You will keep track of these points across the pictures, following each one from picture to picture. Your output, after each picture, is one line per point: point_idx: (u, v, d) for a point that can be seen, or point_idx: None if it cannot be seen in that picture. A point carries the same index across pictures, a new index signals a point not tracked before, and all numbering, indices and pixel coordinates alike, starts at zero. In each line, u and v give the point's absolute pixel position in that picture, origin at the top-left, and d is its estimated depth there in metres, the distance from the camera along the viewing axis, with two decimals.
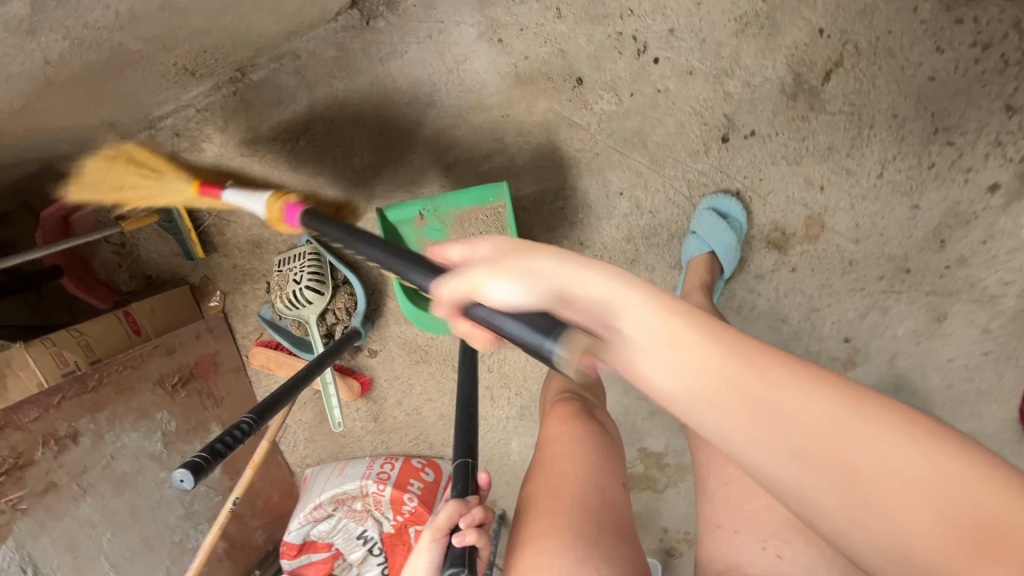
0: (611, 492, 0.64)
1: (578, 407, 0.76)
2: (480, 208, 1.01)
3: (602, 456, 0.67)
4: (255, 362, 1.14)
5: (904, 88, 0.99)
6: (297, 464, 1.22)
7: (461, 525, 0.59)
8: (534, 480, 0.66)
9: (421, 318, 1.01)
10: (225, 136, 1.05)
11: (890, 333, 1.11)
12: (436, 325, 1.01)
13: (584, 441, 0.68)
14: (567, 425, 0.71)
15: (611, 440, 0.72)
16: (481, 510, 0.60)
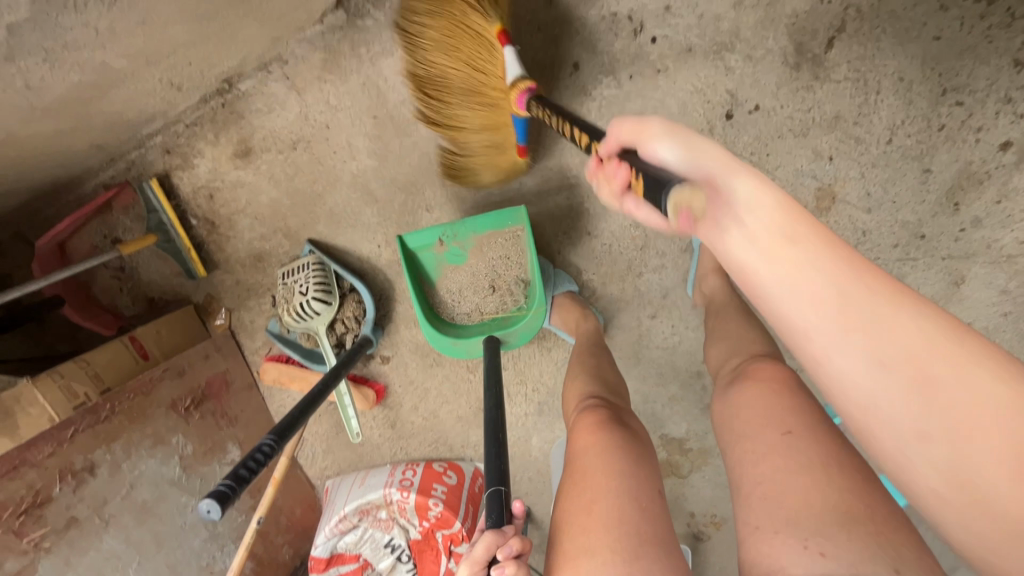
0: (648, 501, 0.62)
1: (606, 415, 0.75)
2: (499, 233, 1.00)
3: (634, 463, 0.65)
4: (267, 378, 1.13)
5: (910, 50, 0.96)
6: (317, 477, 1.21)
7: (500, 558, 0.57)
8: (570, 495, 0.65)
9: (441, 343, 0.99)
10: (218, 150, 1.02)
11: None
12: (460, 350, 1.00)
13: (615, 449, 0.67)
14: (597, 435, 0.70)
15: (643, 445, 0.71)
16: (519, 541, 0.58)
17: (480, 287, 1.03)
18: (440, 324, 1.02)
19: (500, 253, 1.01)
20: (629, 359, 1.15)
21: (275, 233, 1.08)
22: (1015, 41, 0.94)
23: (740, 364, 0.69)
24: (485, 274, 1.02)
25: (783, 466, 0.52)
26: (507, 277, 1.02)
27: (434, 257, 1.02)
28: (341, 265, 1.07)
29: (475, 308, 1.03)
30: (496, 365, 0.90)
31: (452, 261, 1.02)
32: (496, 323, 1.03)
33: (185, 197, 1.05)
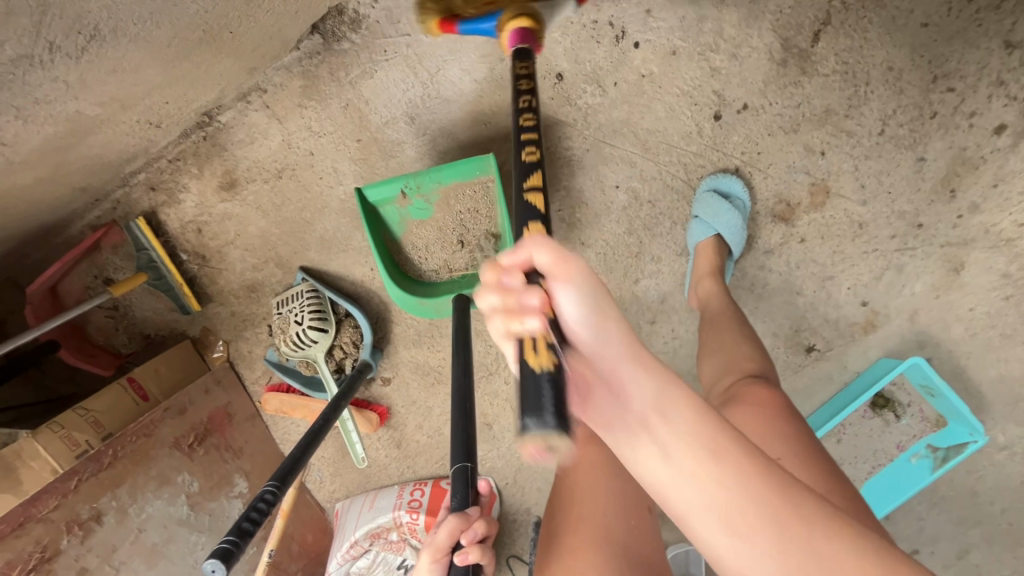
0: (636, 521, 0.64)
1: None
2: (465, 184, 0.95)
3: (625, 479, 0.67)
4: (269, 408, 1.12)
5: (898, 39, 0.95)
6: (326, 500, 1.21)
7: (463, 542, 0.60)
8: (558, 508, 0.65)
9: (409, 304, 1.00)
10: (202, 184, 1.01)
11: (907, 290, 1.09)
12: (427, 309, 1.00)
13: (606, 463, 0.67)
14: (587, 448, 0.70)
15: None
16: (482, 524, 0.61)
17: (448, 242, 1.00)
18: (407, 281, 1.01)
19: (467, 206, 0.97)
20: None
21: (266, 262, 1.07)
22: (1004, 23, 0.92)
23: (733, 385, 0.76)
24: (452, 229, 0.99)
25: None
26: (476, 232, 0.99)
27: (398, 211, 0.99)
28: (336, 291, 1.06)
29: (443, 263, 1.02)
30: (463, 327, 0.88)
31: (417, 216, 0.99)
32: (465, 280, 1.01)
33: (173, 232, 1.04)
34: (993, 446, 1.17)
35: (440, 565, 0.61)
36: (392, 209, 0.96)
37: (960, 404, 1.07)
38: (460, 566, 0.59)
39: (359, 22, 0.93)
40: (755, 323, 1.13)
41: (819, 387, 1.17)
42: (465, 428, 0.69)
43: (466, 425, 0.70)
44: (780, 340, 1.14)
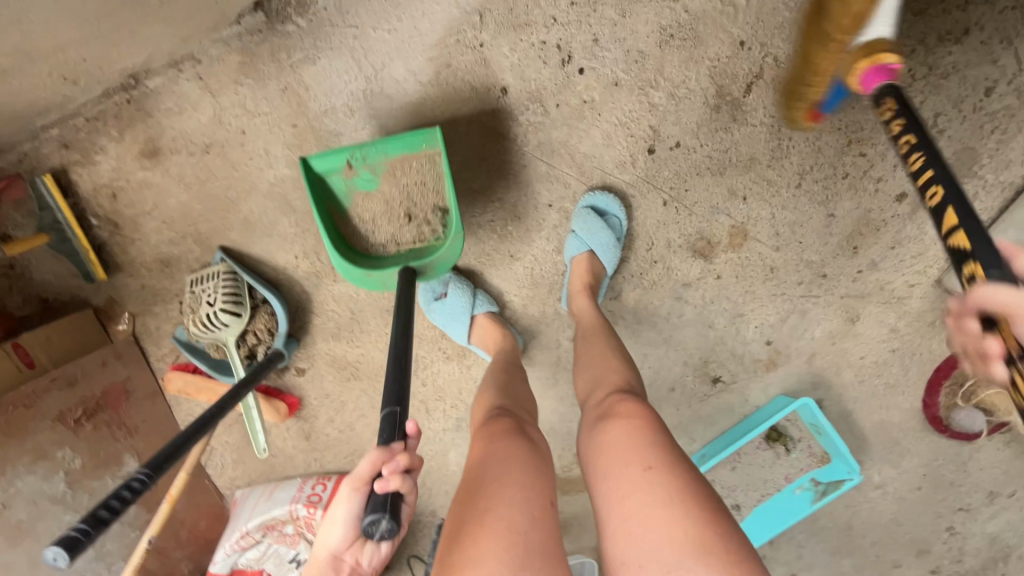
0: (540, 509, 0.65)
1: (505, 427, 0.78)
2: (413, 155, 0.95)
3: (529, 473, 0.69)
4: (171, 388, 1.08)
5: (821, 101, 1.01)
6: (226, 486, 1.18)
7: (384, 472, 0.60)
8: (468, 503, 0.66)
9: (355, 275, 0.93)
10: (122, 148, 0.97)
11: (808, 334, 1.16)
12: (376, 282, 0.95)
13: (512, 459, 0.70)
14: (496, 446, 0.73)
15: (540, 456, 0.75)
16: (404, 457, 0.61)
17: (394, 216, 0.98)
18: (351, 254, 0.96)
19: (414, 178, 0.96)
20: (546, 379, 1.17)
21: (184, 238, 1.03)
22: (913, 100, 1.01)
23: (609, 399, 0.80)
24: (399, 202, 0.97)
25: (645, 501, 0.62)
26: (423, 205, 0.98)
27: (344, 183, 0.96)
28: (255, 275, 1.03)
29: (390, 238, 0.98)
30: (407, 299, 0.88)
31: (363, 188, 0.96)
32: (413, 254, 0.98)
33: (85, 194, 0.99)
34: (869, 483, 1.27)
35: (361, 493, 0.65)
36: (338, 179, 0.93)
37: (841, 444, 1.16)
38: (380, 494, 0.60)
39: (307, 7, 0.92)
40: (669, 350, 1.18)
41: (721, 416, 1.23)
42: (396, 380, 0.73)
43: (396, 378, 0.73)
44: (689, 369, 1.20)
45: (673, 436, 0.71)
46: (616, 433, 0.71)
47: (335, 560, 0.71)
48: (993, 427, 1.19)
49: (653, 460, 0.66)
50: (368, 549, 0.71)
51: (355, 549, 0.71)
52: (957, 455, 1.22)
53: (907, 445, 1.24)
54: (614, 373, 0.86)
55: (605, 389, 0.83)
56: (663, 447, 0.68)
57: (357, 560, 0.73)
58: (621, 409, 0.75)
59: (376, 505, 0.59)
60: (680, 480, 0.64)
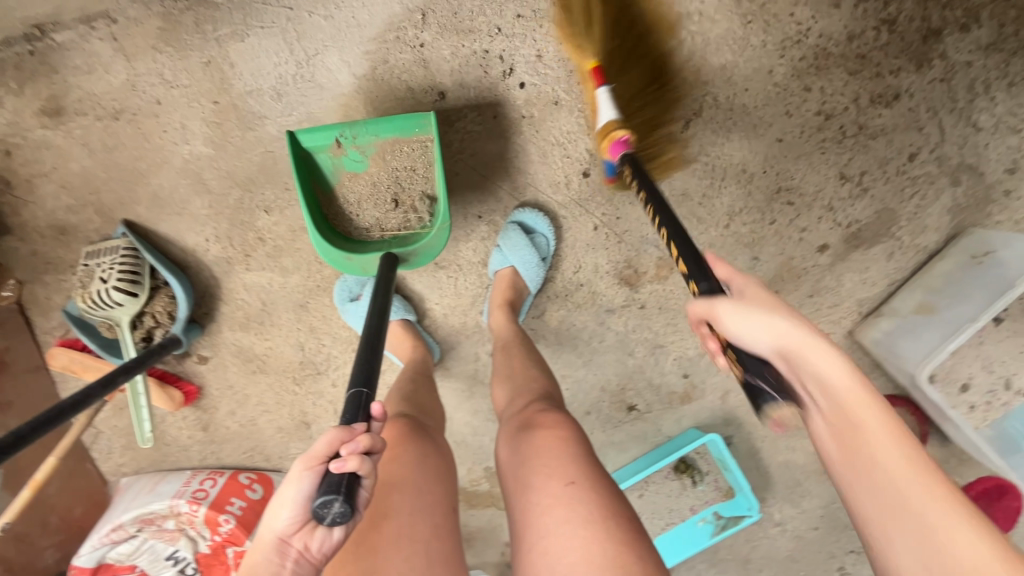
0: (440, 520, 0.62)
1: (409, 430, 0.73)
2: (403, 139, 0.90)
3: (433, 483, 0.65)
4: (55, 365, 1.00)
5: (755, 145, 1.03)
6: (111, 473, 1.11)
7: (342, 452, 0.54)
8: (367, 516, 0.62)
9: (336, 260, 0.89)
10: (20, 102, 0.90)
11: (724, 371, 1.18)
12: (353, 267, 0.89)
13: (417, 467, 0.66)
14: (400, 449, 0.68)
15: (444, 461, 0.71)
16: (367, 438, 0.55)
17: (381, 200, 0.94)
18: (334, 236, 0.92)
19: (404, 162, 0.92)
20: (462, 391, 1.15)
21: (84, 206, 0.96)
22: (842, 156, 1.04)
23: (528, 410, 0.78)
24: (388, 185, 0.93)
25: (567, 518, 0.60)
26: (411, 191, 0.93)
27: (331, 161, 0.92)
28: (159, 255, 0.97)
29: (375, 222, 0.94)
30: (389, 281, 0.83)
31: (351, 168, 0.93)
32: (397, 241, 0.93)
33: None
34: (769, 520, 1.31)
35: (315, 474, 0.54)
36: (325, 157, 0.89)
37: (744, 481, 1.19)
38: (335, 475, 0.53)
39: None
40: (588, 373, 1.18)
41: (634, 443, 1.25)
42: (367, 359, 0.66)
43: (366, 357, 0.67)
44: (606, 395, 1.20)
45: (593, 449, 0.70)
46: (537, 445, 0.69)
47: (280, 548, 0.55)
48: None
49: (573, 474, 0.64)
50: (319, 536, 0.55)
51: (305, 535, 0.55)
52: None
53: (808, 487, 1.27)
54: (530, 386, 0.84)
55: (523, 400, 0.82)
56: (583, 460, 0.67)
57: (307, 546, 0.55)
58: (539, 421, 0.74)
59: (330, 486, 0.52)
60: (602, 498, 0.62)
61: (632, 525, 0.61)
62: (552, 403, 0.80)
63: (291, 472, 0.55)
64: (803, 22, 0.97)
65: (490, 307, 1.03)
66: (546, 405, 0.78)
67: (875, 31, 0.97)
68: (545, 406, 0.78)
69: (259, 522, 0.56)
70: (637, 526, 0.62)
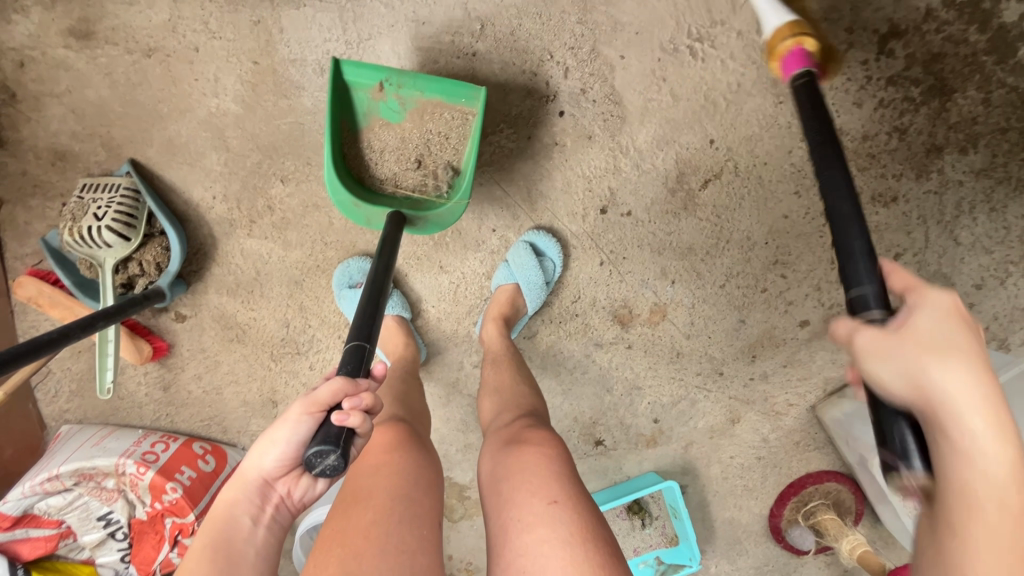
0: (426, 529, 0.62)
1: (402, 436, 0.75)
2: (445, 105, 0.90)
3: (419, 491, 0.66)
4: (19, 293, 0.94)
5: (762, 217, 1.08)
6: (52, 418, 1.04)
7: (346, 405, 0.55)
8: (350, 518, 0.62)
9: (342, 202, 0.86)
10: (49, 17, 0.86)
11: (692, 423, 1.22)
12: (358, 214, 0.87)
13: (404, 474, 0.67)
14: (392, 456, 0.70)
15: (432, 469, 0.72)
16: (371, 397, 0.56)
17: (405, 156, 0.92)
18: (346, 172, 0.89)
19: (439, 128, 0.91)
20: (439, 397, 1.14)
21: (90, 136, 0.91)
22: None
23: (515, 425, 0.79)
24: (416, 144, 0.91)
25: (545, 537, 0.61)
26: (437, 158, 0.92)
27: (368, 102, 0.90)
28: (160, 202, 0.93)
29: (391, 176, 0.92)
30: (392, 239, 0.81)
31: (385, 116, 0.91)
32: (408, 203, 0.92)
33: None
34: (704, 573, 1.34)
35: (314, 420, 0.57)
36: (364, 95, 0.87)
37: (690, 531, 1.22)
38: (335, 427, 0.54)
39: None
40: (564, 401, 1.20)
41: (593, 477, 1.27)
42: (370, 315, 0.67)
43: (369, 312, 0.67)
44: (577, 426, 1.22)
45: (575, 470, 0.71)
46: (521, 460, 0.70)
47: (262, 487, 0.60)
48: (819, 547, 1.30)
49: (555, 493, 0.65)
50: (302, 487, 0.62)
51: (289, 482, 0.61)
52: (784, 565, 1.32)
53: (747, 547, 1.32)
54: (519, 402, 0.85)
55: (508, 416, 0.83)
56: (566, 478, 0.68)
57: (289, 493, 0.61)
58: (526, 437, 0.75)
59: (328, 437, 0.54)
60: (583, 523, 0.63)
61: (614, 555, 0.62)
62: (538, 420, 0.81)
63: (288, 415, 0.57)
64: None
65: (485, 318, 1.03)
66: (533, 423, 0.79)
67: (886, 136, 1.05)
68: (531, 423, 0.79)
69: (244, 460, 0.60)
70: (620, 559, 0.63)
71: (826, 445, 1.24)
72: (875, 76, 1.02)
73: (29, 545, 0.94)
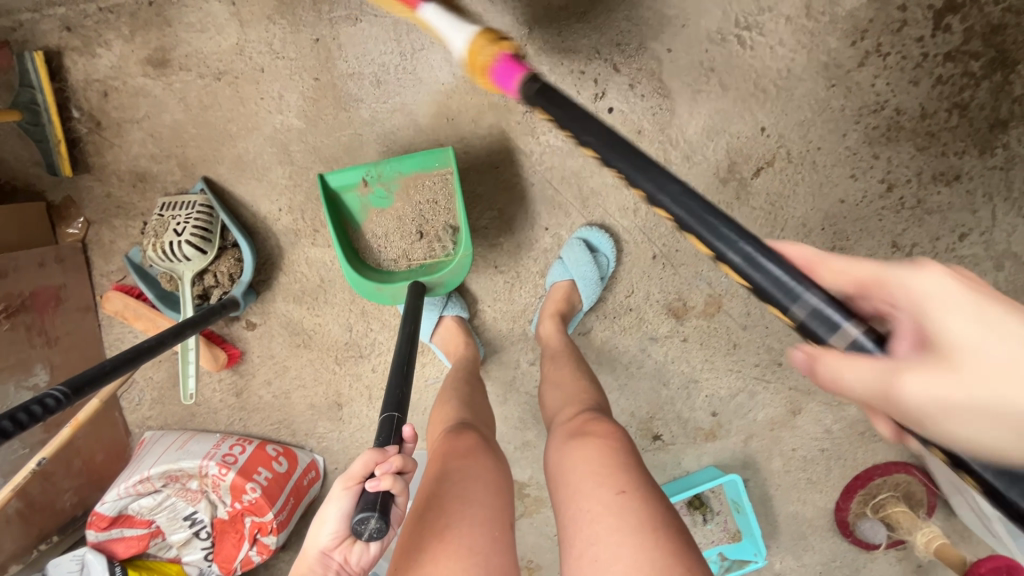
0: (500, 526, 0.64)
1: (470, 436, 0.77)
2: (425, 175, 0.94)
3: (489, 488, 0.67)
4: (107, 308, 1.00)
5: (818, 203, 1.06)
6: (136, 425, 1.10)
7: (377, 472, 0.57)
8: (427, 515, 0.65)
9: (364, 288, 0.91)
10: (128, 48, 0.92)
11: (751, 415, 1.20)
12: (383, 296, 0.92)
13: (474, 473, 0.69)
14: (461, 460, 0.71)
15: (500, 468, 0.73)
16: (399, 460, 0.58)
17: (406, 233, 0.96)
18: (362, 266, 0.95)
19: (427, 196, 0.95)
20: (496, 395, 1.16)
21: (167, 157, 0.97)
22: (897, 226, 1.07)
23: (578, 417, 0.79)
24: (411, 218, 0.96)
25: (614, 527, 0.60)
26: (435, 222, 0.96)
27: (358, 200, 0.95)
28: (232, 216, 0.98)
29: (402, 253, 0.96)
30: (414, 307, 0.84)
31: (377, 206, 0.96)
32: (422, 271, 0.96)
33: (74, 83, 0.93)
34: (768, 568, 1.30)
35: (354, 493, 0.58)
36: (352, 197, 0.93)
37: (755, 526, 1.20)
38: (371, 494, 0.56)
39: None
40: (619, 397, 1.20)
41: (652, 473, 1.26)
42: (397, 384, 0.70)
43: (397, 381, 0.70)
44: (634, 421, 1.22)
45: (642, 459, 0.70)
46: (586, 451, 0.70)
47: (321, 560, 0.60)
48: (890, 541, 1.26)
49: (623, 483, 0.64)
50: (358, 551, 0.61)
51: (344, 549, 0.61)
52: (852, 560, 1.28)
53: (813, 542, 1.29)
54: (581, 397, 0.84)
55: (573, 408, 0.82)
56: (632, 469, 0.67)
57: (346, 559, 0.61)
58: (589, 430, 0.74)
59: (366, 503, 0.55)
60: (654, 512, 0.62)
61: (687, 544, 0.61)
62: (603, 412, 0.80)
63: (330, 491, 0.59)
64: (881, 94, 1.01)
65: (542, 315, 1.04)
66: (598, 415, 0.78)
67: (946, 113, 1.01)
68: (595, 415, 0.78)
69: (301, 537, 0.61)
70: (693, 547, 0.61)
71: None
72: (932, 52, 0.98)
73: (124, 544, 1.00)
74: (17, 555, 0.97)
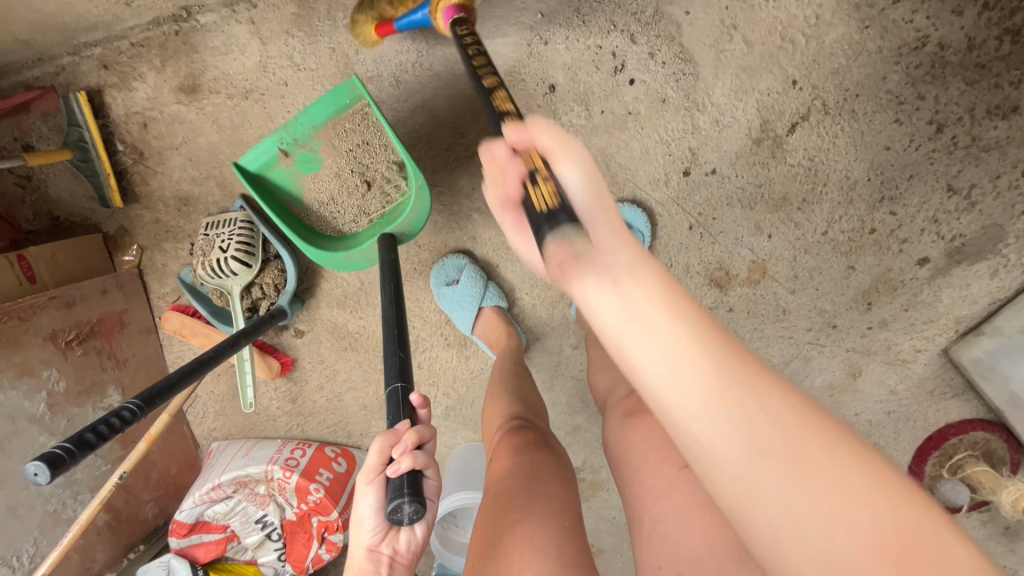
0: (570, 522, 0.63)
1: (529, 434, 0.76)
2: (341, 118, 0.90)
3: (554, 484, 0.66)
4: (167, 327, 1.06)
5: (861, 154, 1.01)
6: (203, 437, 1.16)
7: (394, 455, 0.56)
8: (496, 511, 0.64)
9: (337, 260, 0.91)
10: (161, 78, 0.97)
11: (808, 382, 1.16)
12: (358, 262, 0.92)
13: (535, 469, 0.68)
14: (524, 456, 0.70)
15: (562, 465, 0.73)
16: (413, 435, 0.57)
17: (352, 186, 0.94)
18: (322, 242, 0.93)
19: (356, 141, 0.91)
20: (543, 382, 1.16)
21: (207, 178, 1.02)
22: (951, 167, 1.00)
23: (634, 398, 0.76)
24: (350, 169, 0.93)
25: (682, 503, 0.57)
26: (376, 165, 0.93)
27: (287, 172, 0.92)
28: (271, 229, 1.00)
29: (358, 210, 0.95)
30: (389, 264, 0.84)
31: (308, 170, 0.93)
32: (384, 219, 0.94)
33: (115, 118, 0.98)
34: None
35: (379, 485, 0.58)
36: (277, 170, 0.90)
37: None
38: (395, 479, 0.55)
39: None
40: None
41: None
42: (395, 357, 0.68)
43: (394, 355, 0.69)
44: None
45: None
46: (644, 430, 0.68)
47: (371, 559, 0.59)
48: (973, 503, 1.17)
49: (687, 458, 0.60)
50: (406, 537, 0.60)
51: (389, 540, 0.59)
52: None
53: None
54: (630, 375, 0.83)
55: (625, 389, 0.80)
56: None
57: (396, 549, 0.60)
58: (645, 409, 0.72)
59: (395, 490, 0.54)
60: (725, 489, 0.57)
61: None
62: None
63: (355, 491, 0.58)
64: (922, 29, 0.94)
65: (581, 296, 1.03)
66: None
67: (997, 41, 0.94)
68: None
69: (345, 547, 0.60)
70: None
71: (967, 391, 1.12)
72: None
73: (203, 549, 1.06)
74: (110, 562, 1.04)
